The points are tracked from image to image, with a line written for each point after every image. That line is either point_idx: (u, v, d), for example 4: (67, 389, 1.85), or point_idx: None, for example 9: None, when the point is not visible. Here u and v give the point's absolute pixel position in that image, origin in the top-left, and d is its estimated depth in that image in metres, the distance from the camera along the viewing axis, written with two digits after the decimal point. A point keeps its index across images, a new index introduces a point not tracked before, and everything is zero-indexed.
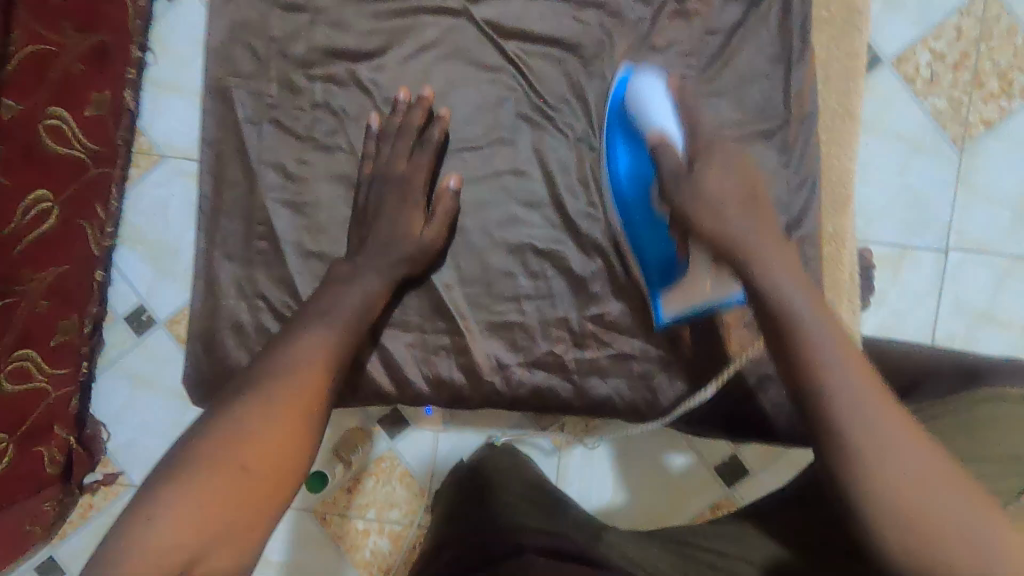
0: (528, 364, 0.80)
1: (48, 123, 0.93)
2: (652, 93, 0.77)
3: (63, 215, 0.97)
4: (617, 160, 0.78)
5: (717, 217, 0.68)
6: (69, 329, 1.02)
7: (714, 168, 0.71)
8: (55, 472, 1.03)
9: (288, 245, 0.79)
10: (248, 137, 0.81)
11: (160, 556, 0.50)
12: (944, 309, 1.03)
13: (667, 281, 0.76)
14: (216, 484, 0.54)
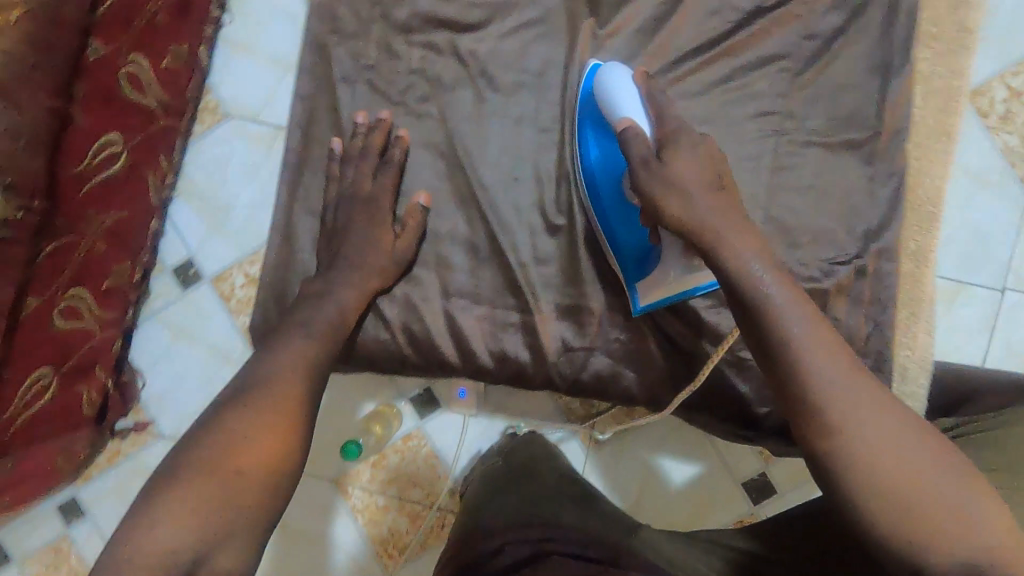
0: (593, 349, 0.80)
1: (127, 70, 0.95)
2: (619, 79, 0.73)
3: (129, 160, 0.98)
4: (590, 147, 0.76)
5: (684, 196, 0.64)
6: (121, 274, 1.03)
7: (680, 151, 0.66)
8: (91, 412, 1.04)
9: None
10: (344, 97, 0.82)
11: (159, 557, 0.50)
12: (996, 348, 1.01)
13: (641, 270, 0.74)
14: (208, 489, 0.54)
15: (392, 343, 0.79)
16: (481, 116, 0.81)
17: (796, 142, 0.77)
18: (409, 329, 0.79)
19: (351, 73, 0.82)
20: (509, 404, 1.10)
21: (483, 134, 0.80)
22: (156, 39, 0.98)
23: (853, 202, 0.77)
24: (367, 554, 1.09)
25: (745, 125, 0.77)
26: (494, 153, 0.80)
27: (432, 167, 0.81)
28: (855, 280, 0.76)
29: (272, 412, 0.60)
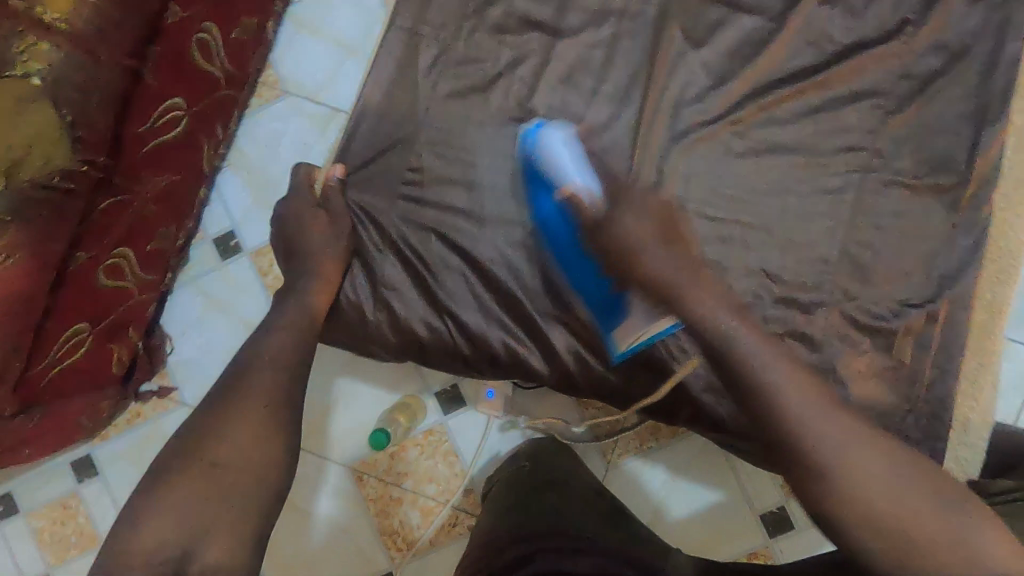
0: (642, 367, 0.78)
1: (200, 38, 0.96)
2: (555, 145, 0.76)
3: (190, 126, 0.98)
4: (539, 209, 0.77)
5: (639, 256, 0.68)
6: (166, 237, 1.03)
7: (631, 212, 0.71)
8: (119, 372, 1.03)
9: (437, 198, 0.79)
10: (429, 84, 0.81)
11: (152, 548, 0.55)
12: None
13: (614, 316, 0.76)
14: (194, 481, 0.59)
15: (448, 335, 0.79)
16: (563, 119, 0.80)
17: (882, 181, 0.77)
18: (467, 324, 0.79)
19: (440, 62, 0.81)
20: (537, 410, 1.09)
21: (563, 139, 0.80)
22: (230, 10, 0.99)
23: (923, 247, 0.76)
24: (376, 544, 1.09)
25: (827, 160, 0.77)
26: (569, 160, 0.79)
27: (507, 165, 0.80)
28: (923, 326, 0.76)
29: (256, 404, 0.63)
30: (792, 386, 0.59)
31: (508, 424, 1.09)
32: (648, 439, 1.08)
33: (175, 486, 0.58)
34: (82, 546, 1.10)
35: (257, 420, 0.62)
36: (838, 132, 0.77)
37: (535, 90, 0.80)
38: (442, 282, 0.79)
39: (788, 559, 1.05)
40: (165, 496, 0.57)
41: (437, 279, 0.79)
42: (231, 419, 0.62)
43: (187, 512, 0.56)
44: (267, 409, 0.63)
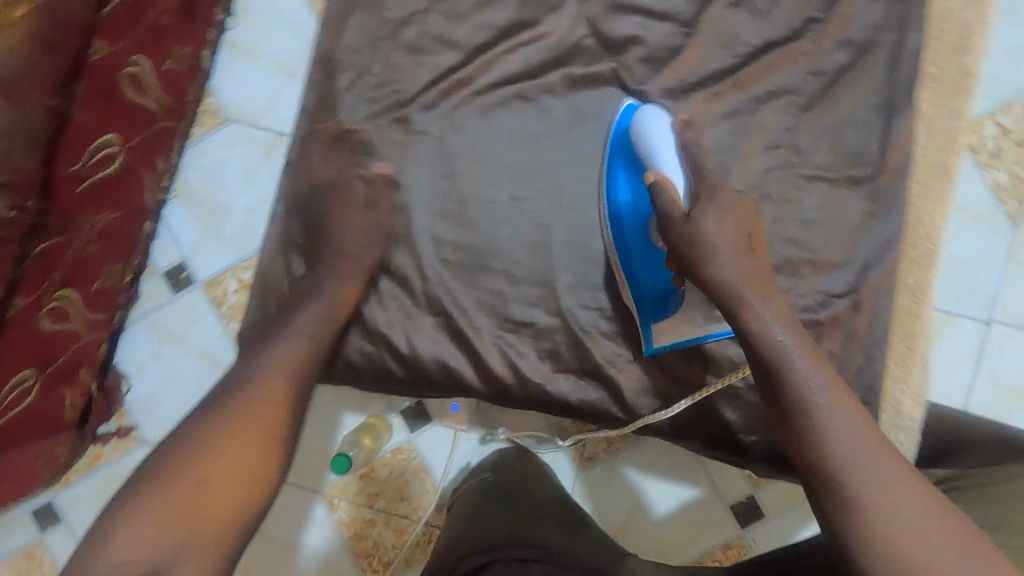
0: (582, 374, 0.79)
1: (130, 72, 0.92)
2: (652, 130, 0.73)
3: (128, 161, 0.97)
4: (621, 192, 0.76)
5: (712, 258, 0.68)
6: (112, 275, 1.02)
7: (715, 213, 0.69)
8: (73, 416, 1.02)
9: (361, 221, 0.77)
10: (351, 104, 0.80)
11: (126, 564, 0.53)
12: (983, 380, 1.02)
13: (661, 312, 0.75)
14: (175, 500, 0.57)
15: (385, 361, 0.78)
16: (486, 135, 0.80)
17: (801, 176, 0.79)
18: (411, 345, 0.78)
19: (358, 85, 0.80)
20: (508, 419, 1.09)
21: (488, 152, 0.80)
22: (162, 42, 0.96)
23: (842, 238, 0.78)
24: (353, 566, 1.08)
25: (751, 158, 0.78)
26: (491, 174, 0.79)
27: (437, 185, 0.79)
28: (853, 314, 0.77)
29: (246, 425, 0.62)
30: (831, 394, 0.61)
31: (488, 434, 1.09)
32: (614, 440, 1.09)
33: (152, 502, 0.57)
34: None
35: (247, 437, 0.62)
36: (757, 132, 0.79)
37: (456, 104, 0.80)
38: (378, 308, 0.78)
39: (762, 546, 1.06)
40: (145, 513, 0.56)
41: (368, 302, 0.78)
42: (219, 440, 0.61)
43: (164, 532, 0.55)
44: (259, 433, 0.62)
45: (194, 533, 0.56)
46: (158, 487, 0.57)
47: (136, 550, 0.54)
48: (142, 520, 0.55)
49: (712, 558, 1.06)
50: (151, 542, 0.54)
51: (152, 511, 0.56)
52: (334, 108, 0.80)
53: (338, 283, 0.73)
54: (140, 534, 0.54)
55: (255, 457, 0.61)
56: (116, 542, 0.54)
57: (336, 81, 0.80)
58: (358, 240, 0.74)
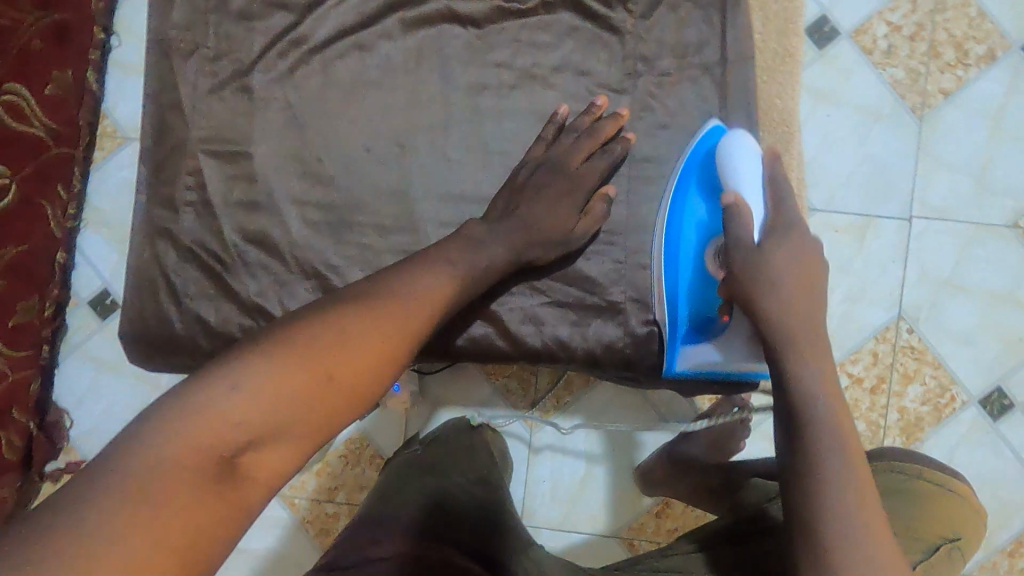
0: (465, 318, 0.64)
1: (6, 100, 0.97)
2: (743, 153, 0.61)
3: (22, 192, 0.99)
4: (694, 209, 0.63)
5: (773, 288, 0.57)
6: (29, 310, 1.02)
7: (779, 245, 0.59)
8: (14, 457, 1.02)
9: (217, 218, 0.60)
10: (182, 74, 0.61)
11: (225, 425, 0.43)
12: (910, 277, 1.05)
13: (698, 339, 0.64)
14: (304, 374, 0.46)
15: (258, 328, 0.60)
16: (350, 103, 0.61)
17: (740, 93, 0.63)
18: None
19: (184, 62, 0.61)
20: (456, 387, 1.09)
21: (359, 103, 0.62)
22: (37, 67, 0.98)
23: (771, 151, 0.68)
24: None
25: (657, 63, 0.63)
26: (351, 119, 0.61)
27: (295, 167, 0.61)
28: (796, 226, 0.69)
29: (395, 322, 0.51)
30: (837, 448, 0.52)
31: (447, 409, 1.08)
32: (563, 396, 1.08)
33: (262, 365, 0.46)
34: None
35: (392, 331, 0.51)
36: (673, 40, 0.63)
37: (308, 62, 0.62)
38: (250, 282, 0.60)
39: None
40: (265, 370, 0.46)
41: (228, 294, 0.60)
42: (356, 329, 0.50)
43: (258, 407, 0.44)
44: (399, 333, 0.51)
45: (297, 420, 0.45)
46: (282, 354, 0.47)
47: (241, 410, 0.44)
48: (254, 377, 0.45)
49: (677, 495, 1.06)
50: (259, 410, 0.44)
51: (269, 375, 0.45)
52: (152, 73, 0.61)
53: (507, 248, 0.59)
54: (252, 388, 0.44)
55: (387, 363, 0.50)
56: (226, 391, 0.44)
57: (157, 63, 0.62)
58: (523, 231, 0.60)
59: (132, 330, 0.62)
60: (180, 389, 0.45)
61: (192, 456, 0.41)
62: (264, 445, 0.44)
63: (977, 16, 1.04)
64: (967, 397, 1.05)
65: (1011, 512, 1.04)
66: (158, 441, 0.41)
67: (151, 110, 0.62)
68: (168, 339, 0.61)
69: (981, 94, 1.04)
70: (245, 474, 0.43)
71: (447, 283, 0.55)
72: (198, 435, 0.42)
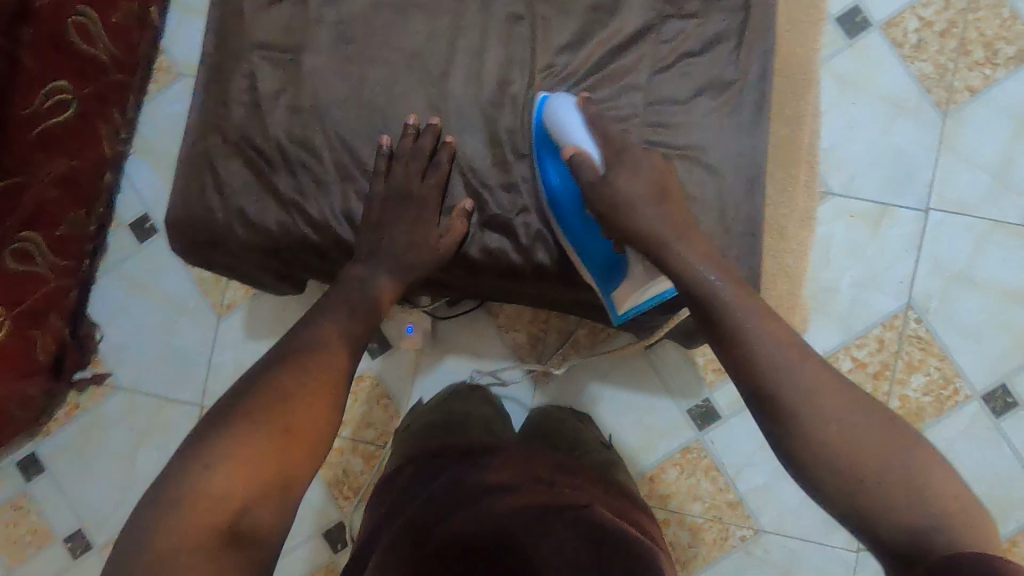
0: (482, 226, 0.68)
1: (77, 19, 0.97)
2: (568, 109, 0.66)
3: (81, 111, 1.03)
4: (550, 176, 0.68)
5: (630, 213, 0.66)
6: (76, 222, 1.07)
7: (626, 169, 0.66)
8: (46, 360, 1.07)
9: (265, 117, 0.65)
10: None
11: (217, 500, 0.52)
12: (922, 268, 1.06)
13: (613, 278, 0.70)
14: (264, 439, 0.55)
15: (293, 223, 0.65)
16: (396, 20, 0.66)
17: (760, 42, 0.67)
18: (324, 213, 0.66)
19: None
20: (466, 337, 1.12)
21: (404, 22, 0.66)
22: None
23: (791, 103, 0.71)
24: (325, 495, 1.11)
25: (685, 7, 0.67)
26: (396, 37, 0.66)
27: (341, 76, 0.65)
28: None
29: (319, 374, 0.59)
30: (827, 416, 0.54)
31: (456, 355, 1.12)
32: (569, 354, 1.11)
33: (226, 447, 0.54)
34: (38, 544, 1.12)
35: (321, 383, 0.59)
36: None
37: None
38: (289, 180, 0.65)
39: (721, 446, 1.08)
40: (232, 453, 0.54)
41: (269, 189, 0.65)
42: (291, 392, 0.58)
43: (238, 473, 0.53)
44: (328, 381, 0.59)
45: (275, 481, 0.54)
46: (240, 433, 0.55)
47: (221, 487, 0.52)
48: (225, 458, 0.53)
49: (673, 462, 1.09)
50: (241, 480, 0.53)
51: (239, 448, 0.54)
52: None
53: (389, 277, 0.66)
54: (228, 468, 0.53)
55: (324, 408, 0.59)
56: (206, 475, 0.53)
57: None
58: (399, 262, 0.67)
59: (177, 218, 0.66)
60: (172, 484, 0.53)
61: (199, 535, 0.50)
62: (257, 505, 0.53)
63: (1010, 17, 1.06)
64: (970, 390, 1.05)
65: (1007, 509, 1.04)
66: (173, 529, 0.50)
67: (215, 16, 0.67)
68: (210, 226, 0.66)
69: (1007, 94, 1.06)
70: (248, 535, 0.52)
71: (350, 321, 0.63)
72: (195, 519, 0.50)
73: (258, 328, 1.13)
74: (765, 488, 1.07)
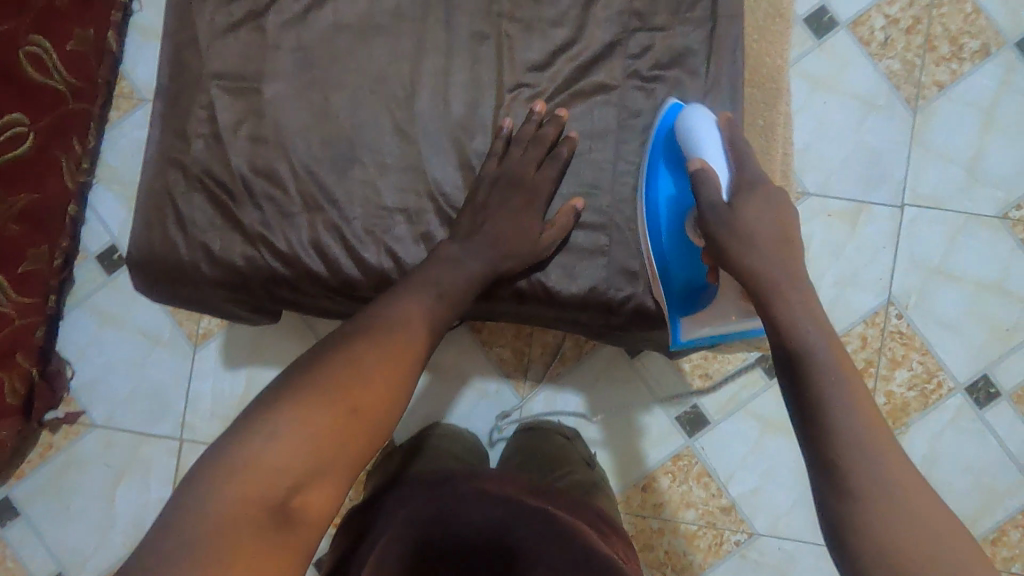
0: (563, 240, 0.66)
1: (29, 50, 0.95)
2: (705, 122, 0.63)
3: (40, 142, 0.99)
4: (661, 184, 0.65)
5: (746, 242, 0.60)
6: (38, 257, 1.03)
7: (753, 205, 0.61)
8: (15, 402, 1.03)
9: (227, 148, 0.63)
10: (199, 12, 0.64)
11: (276, 471, 0.51)
12: (900, 264, 1.07)
13: (691, 305, 0.66)
14: (329, 417, 0.54)
15: (261, 257, 0.63)
16: (357, 45, 0.65)
17: (729, 51, 0.66)
18: (293, 245, 0.63)
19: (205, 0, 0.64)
20: (451, 356, 1.10)
21: (367, 47, 0.65)
22: (59, 25, 0.99)
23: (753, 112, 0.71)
24: None
25: (652, 19, 0.66)
26: (359, 63, 0.65)
27: (304, 104, 0.64)
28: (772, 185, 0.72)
29: (393, 358, 0.58)
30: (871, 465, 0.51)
31: (441, 375, 1.10)
32: (556, 367, 1.09)
33: (293, 416, 0.53)
34: None
35: (394, 368, 0.58)
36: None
37: (320, 6, 0.65)
38: (255, 213, 0.63)
39: (711, 451, 1.08)
40: (297, 423, 0.53)
41: (234, 223, 0.63)
42: (367, 374, 0.57)
43: (300, 444, 0.52)
44: (401, 368, 0.58)
45: (335, 462, 0.53)
46: (311, 404, 0.54)
47: (281, 457, 0.51)
48: (289, 428, 0.53)
49: (665, 470, 1.08)
50: (300, 454, 0.52)
51: (301, 420, 0.53)
52: (172, 10, 0.64)
53: (482, 263, 0.63)
54: (292, 437, 0.52)
55: (392, 396, 0.58)
56: (270, 442, 0.52)
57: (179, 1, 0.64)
58: (495, 250, 0.64)
59: (139, 255, 0.64)
60: (235, 443, 0.52)
61: (250, 505, 0.49)
62: (310, 485, 0.52)
63: (972, 11, 1.07)
64: (954, 383, 1.06)
65: (995, 498, 1.05)
66: (227, 489, 0.49)
67: (169, 46, 0.64)
68: (173, 263, 0.63)
69: (974, 88, 1.07)
70: (296, 516, 0.50)
71: (433, 305, 0.62)
72: (250, 489, 0.49)
73: (235, 357, 1.10)
74: (757, 491, 1.07)
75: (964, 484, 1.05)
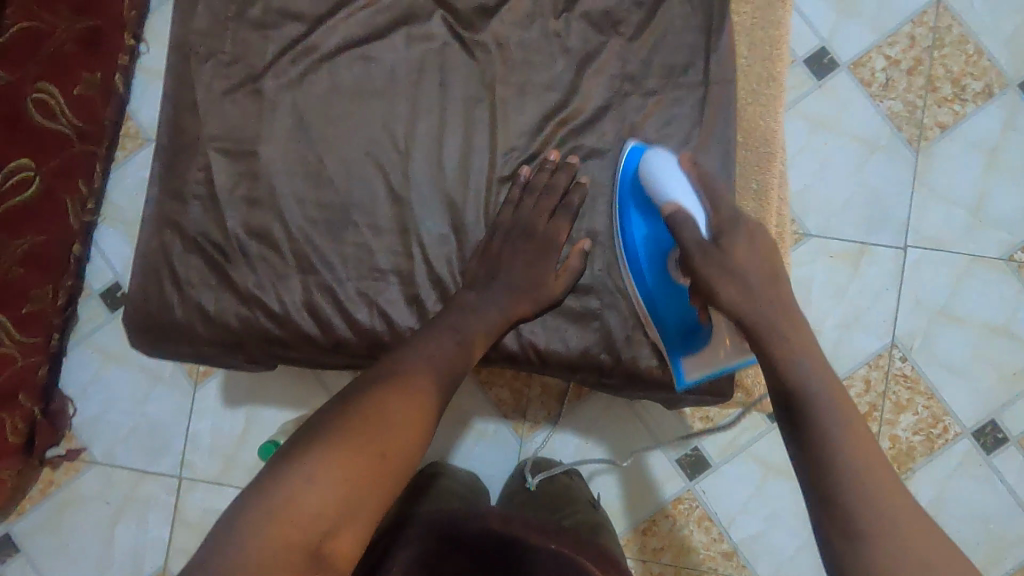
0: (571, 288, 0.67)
1: (37, 97, 1.02)
2: (667, 166, 0.66)
3: (46, 185, 1.04)
4: (635, 231, 0.68)
5: (737, 280, 0.63)
6: (41, 299, 1.04)
7: (739, 245, 0.64)
8: (17, 440, 1.05)
9: (223, 209, 0.64)
10: (199, 78, 0.66)
11: (309, 518, 0.51)
12: (904, 306, 1.05)
13: (690, 345, 0.68)
14: (360, 457, 0.54)
15: (255, 317, 0.64)
16: (353, 108, 0.66)
17: (718, 115, 0.68)
18: (287, 306, 0.64)
19: (205, 66, 0.66)
20: None
21: (363, 109, 0.66)
22: (65, 69, 1.04)
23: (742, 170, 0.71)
24: None
25: (642, 83, 0.68)
26: (355, 125, 0.66)
27: (301, 165, 0.65)
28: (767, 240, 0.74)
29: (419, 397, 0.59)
30: (860, 474, 0.55)
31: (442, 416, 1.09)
32: (555, 409, 1.09)
33: (324, 460, 0.53)
34: None
35: (420, 405, 0.58)
36: (658, 62, 0.68)
37: (319, 70, 0.67)
38: (250, 274, 0.64)
39: (713, 494, 1.06)
40: (329, 468, 0.53)
41: (229, 282, 0.64)
42: (396, 413, 0.57)
43: (330, 488, 0.52)
44: (426, 407, 0.59)
45: (366, 503, 0.53)
46: (342, 446, 0.54)
47: (314, 502, 0.52)
48: (321, 472, 0.53)
49: (668, 512, 1.06)
50: (335, 497, 0.52)
51: (333, 463, 0.53)
52: (173, 74, 0.66)
53: (498, 311, 0.65)
54: (324, 482, 0.52)
55: (418, 435, 0.58)
56: (302, 487, 0.52)
57: (180, 65, 0.67)
58: (509, 295, 0.66)
59: (135, 312, 0.65)
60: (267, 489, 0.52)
61: (286, 553, 0.49)
62: (341, 529, 0.52)
63: (974, 53, 1.07)
64: (960, 428, 1.04)
65: (1004, 547, 1.02)
66: (260, 540, 0.49)
67: (169, 108, 0.66)
68: (168, 321, 0.64)
69: (977, 129, 1.06)
70: (328, 561, 0.51)
71: (454, 350, 0.62)
72: (283, 535, 0.50)
73: (235, 396, 1.10)
74: (758, 536, 1.06)
75: (972, 532, 1.03)
